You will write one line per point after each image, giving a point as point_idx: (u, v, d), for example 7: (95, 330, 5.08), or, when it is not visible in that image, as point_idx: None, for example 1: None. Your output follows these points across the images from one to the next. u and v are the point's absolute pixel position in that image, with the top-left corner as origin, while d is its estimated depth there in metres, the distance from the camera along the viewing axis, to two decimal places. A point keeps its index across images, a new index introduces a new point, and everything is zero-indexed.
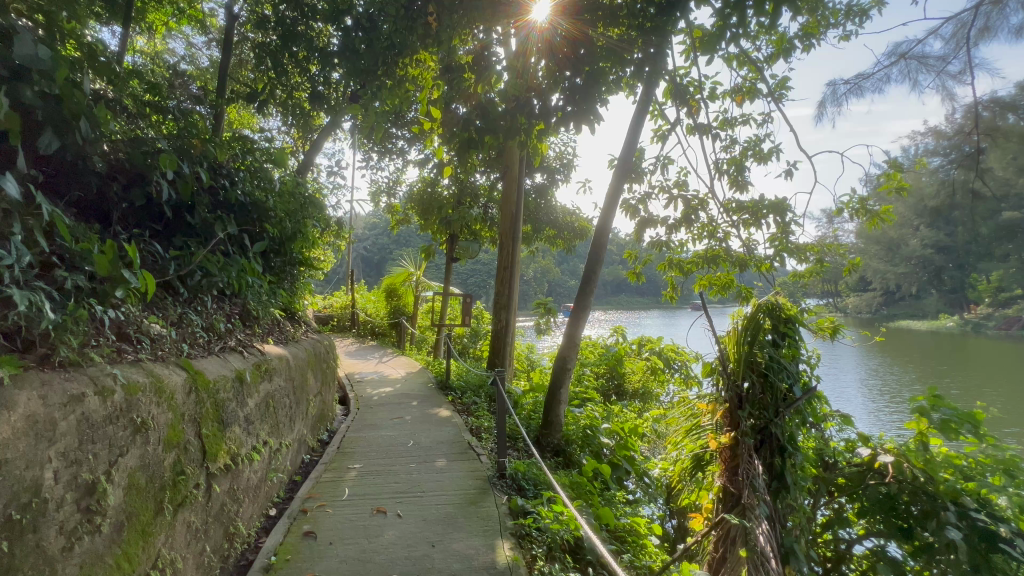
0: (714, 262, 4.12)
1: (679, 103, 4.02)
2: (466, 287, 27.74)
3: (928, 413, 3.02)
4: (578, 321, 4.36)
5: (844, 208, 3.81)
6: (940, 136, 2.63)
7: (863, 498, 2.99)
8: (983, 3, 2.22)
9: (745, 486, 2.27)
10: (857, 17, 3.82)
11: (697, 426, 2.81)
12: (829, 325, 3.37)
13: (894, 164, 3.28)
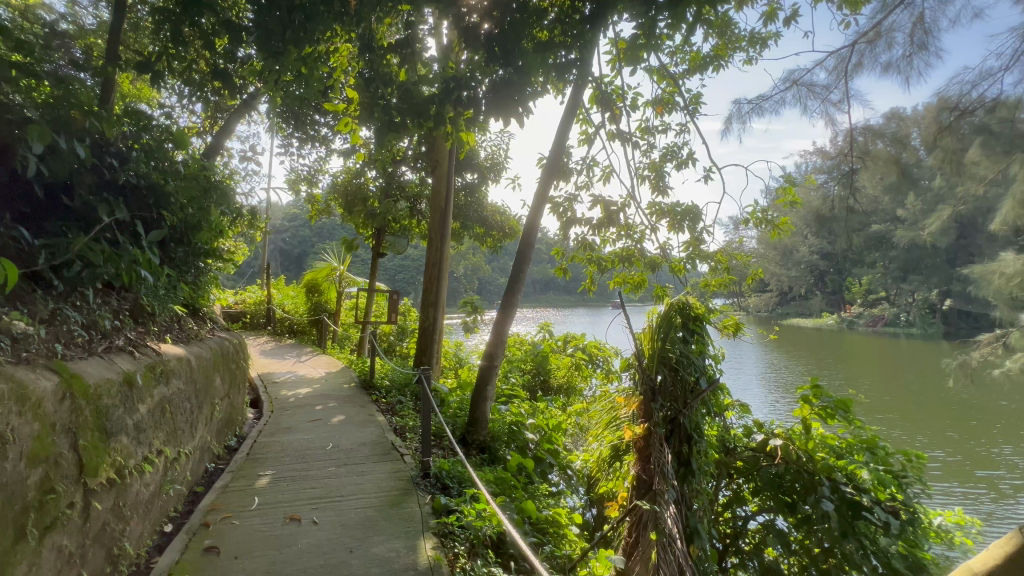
0: (629, 261, 4.40)
1: (605, 110, 4.20)
2: (393, 283, 26.94)
3: (810, 400, 3.39)
4: (505, 319, 4.41)
5: (746, 217, 4.23)
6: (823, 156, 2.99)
7: (758, 479, 3.31)
8: (857, 42, 2.54)
9: (656, 474, 2.42)
10: (759, 44, 4.22)
11: (615, 419, 2.94)
12: (732, 323, 3.69)
13: (788, 180, 3.66)
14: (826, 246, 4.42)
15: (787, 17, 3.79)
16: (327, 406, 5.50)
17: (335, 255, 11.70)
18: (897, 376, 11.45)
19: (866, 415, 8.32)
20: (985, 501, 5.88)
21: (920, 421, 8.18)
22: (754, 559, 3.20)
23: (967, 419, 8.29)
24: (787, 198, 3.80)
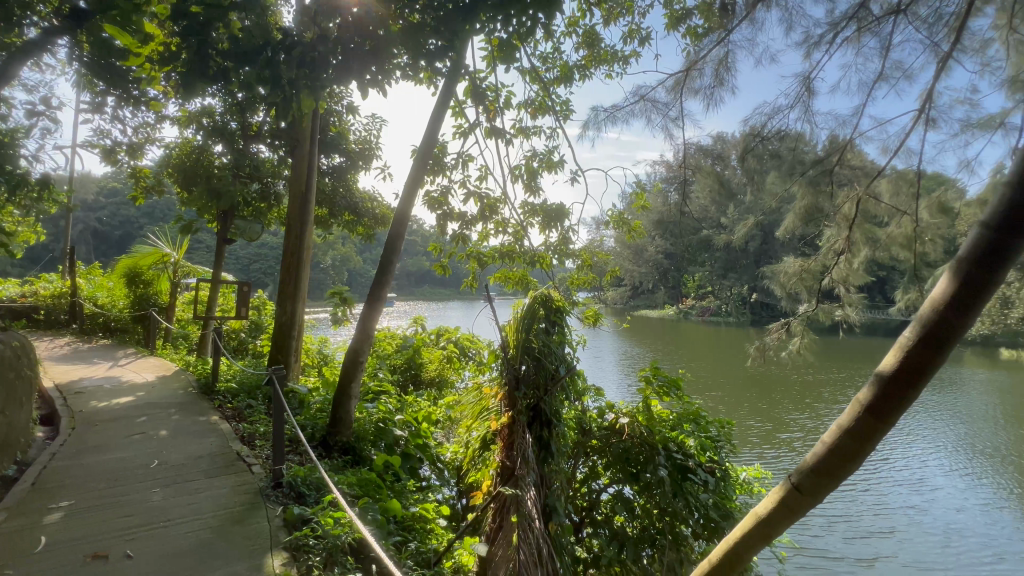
0: (509, 258, 4.45)
1: (479, 105, 4.22)
2: (245, 273, 23.93)
3: (650, 380, 3.87)
4: (372, 312, 4.20)
5: (606, 218, 4.62)
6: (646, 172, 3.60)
7: (609, 454, 3.68)
8: (691, 69, 2.93)
9: (518, 459, 2.52)
10: (619, 61, 4.61)
11: (483, 409, 2.99)
12: (592, 315, 4.02)
13: (641, 186, 4.09)
14: (669, 246, 5.04)
15: (641, 40, 4.21)
16: (154, 417, 4.67)
17: (168, 241, 9.93)
18: (722, 358, 13.60)
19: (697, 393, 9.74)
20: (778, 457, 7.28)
21: (738, 396, 9.79)
22: (605, 527, 3.55)
23: (772, 392, 10.21)
24: (639, 202, 4.24)
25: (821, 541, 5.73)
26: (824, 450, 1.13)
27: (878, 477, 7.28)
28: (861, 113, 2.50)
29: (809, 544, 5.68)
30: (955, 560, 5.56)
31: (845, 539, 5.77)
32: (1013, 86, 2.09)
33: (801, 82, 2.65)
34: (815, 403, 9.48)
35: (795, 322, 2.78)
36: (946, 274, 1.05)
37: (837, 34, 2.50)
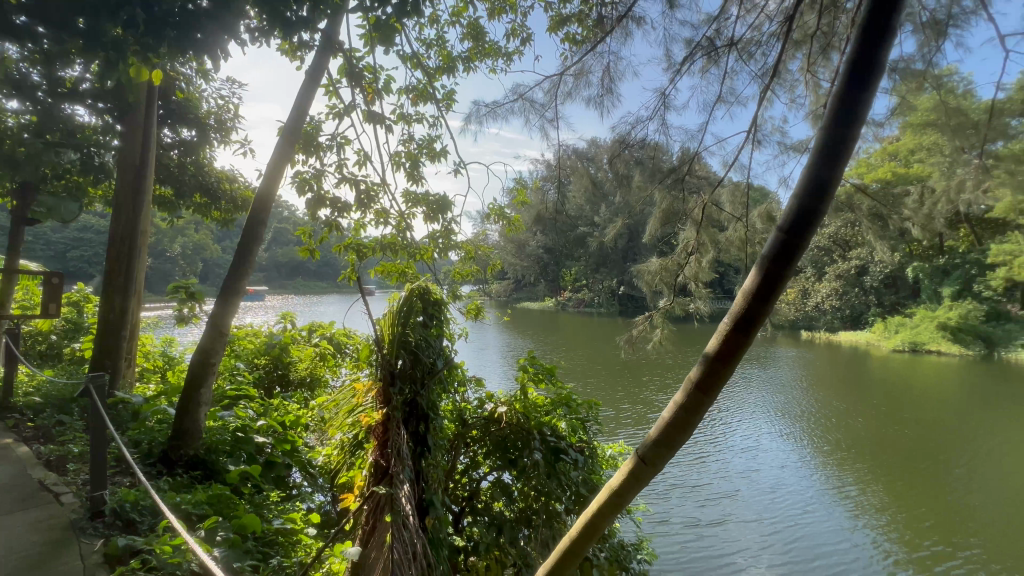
0: (392, 250, 4.23)
1: (356, 86, 3.95)
2: (59, 262, 19.64)
3: (526, 368, 4.05)
4: (227, 307, 3.73)
5: (488, 211, 4.68)
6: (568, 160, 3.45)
7: (488, 442, 3.77)
8: (566, 73, 3.10)
9: (392, 457, 2.43)
10: (503, 57, 4.68)
11: (353, 407, 2.83)
12: (474, 307, 4.09)
13: (522, 182, 4.22)
14: (547, 241, 5.28)
15: (524, 40, 4.32)
16: None
17: None
18: (598, 349, 14.81)
19: (576, 385, 10.45)
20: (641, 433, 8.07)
21: (611, 384, 10.74)
22: (484, 514, 3.65)
23: (640, 376, 11.39)
24: (520, 197, 4.36)
25: (679, 508, 6.41)
26: (664, 425, 1.27)
27: (723, 447, 8.49)
28: (705, 131, 2.87)
29: (669, 512, 6.31)
30: (779, 507, 6.60)
31: (697, 504, 6.53)
32: (812, 119, 2.57)
33: (658, 98, 2.96)
34: (671, 387, 10.70)
35: (656, 315, 3.02)
36: (754, 268, 1.19)
37: (687, 58, 2.83)
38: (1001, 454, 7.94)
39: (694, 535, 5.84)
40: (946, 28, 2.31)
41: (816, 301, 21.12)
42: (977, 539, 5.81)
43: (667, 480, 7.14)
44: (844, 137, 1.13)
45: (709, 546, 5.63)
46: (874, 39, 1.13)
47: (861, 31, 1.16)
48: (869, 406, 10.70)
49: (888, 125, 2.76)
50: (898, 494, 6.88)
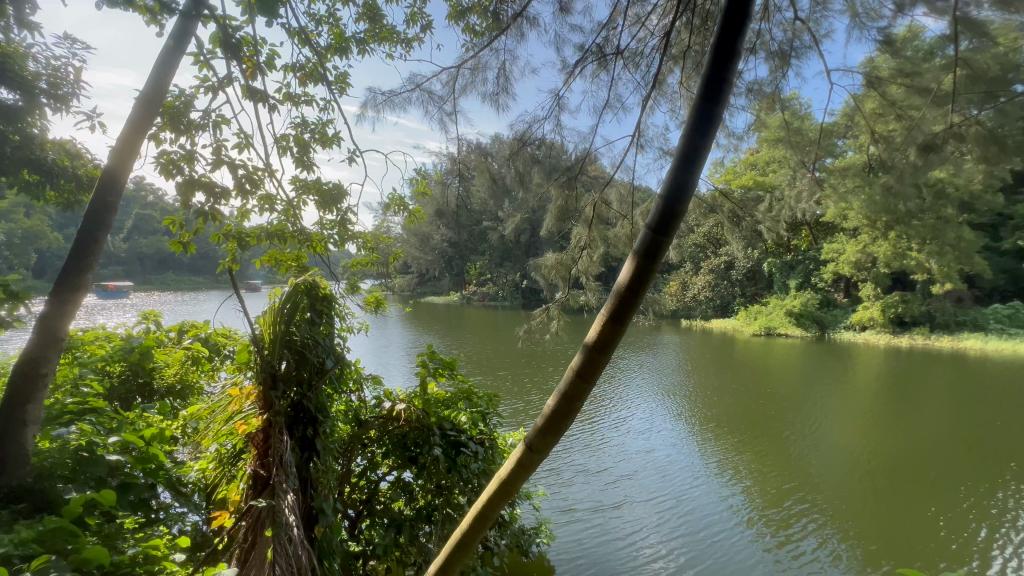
0: (280, 238, 3.68)
1: (232, 58, 3.53)
2: None
3: (426, 363, 3.96)
4: (63, 310, 3.15)
5: (387, 202, 4.47)
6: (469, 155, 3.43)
7: (387, 440, 3.64)
8: (464, 66, 3.07)
9: (274, 465, 2.24)
10: (401, 43, 4.50)
11: (228, 415, 2.53)
12: (374, 301, 3.94)
13: (423, 173, 4.11)
14: (450, 233, 5.21)
15: (422, 27, 4.19)
16: None
17: None
18: (503, 342, 15.07)
19: (481, 381, 10.52)
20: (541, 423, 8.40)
21: (515, 376, 10.97)
22: (384, 515, 3.57)
23: (543, 367, 11.81)
24: (421, 188, 4.24)
25: (582, 495, 6.68)
26: (549, 413, 1.32)
27: (621, 431, 9.13)
28: (596, 133, 3.03)
29: (573, 499, 6.55)
30: (668, 480, 7.25)
31: (598, 489, 6.87)
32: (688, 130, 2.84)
33: (553, 98, 3.06)
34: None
35: (552, 307, 3.09)
36: (628, 261, 1.29)
37: (580, 62, 2.96)
38: (836, 419, 9.42)
39: (594, 518, 6.12)
40: (788, 58, 2.69)
41: (694, 293, 23.64)
42: (820, 491, 6.79)
43: (570, 469, 7.42)
44: (699, 145, 1.26)
45: (608, 526, 5.94)
46: (724, 58, 1.27)
47: (711, 58, 1.30)
48: (741, 385, 12.15)
49: (752, 132, 3.15)
50: (760, 460, 7.84)
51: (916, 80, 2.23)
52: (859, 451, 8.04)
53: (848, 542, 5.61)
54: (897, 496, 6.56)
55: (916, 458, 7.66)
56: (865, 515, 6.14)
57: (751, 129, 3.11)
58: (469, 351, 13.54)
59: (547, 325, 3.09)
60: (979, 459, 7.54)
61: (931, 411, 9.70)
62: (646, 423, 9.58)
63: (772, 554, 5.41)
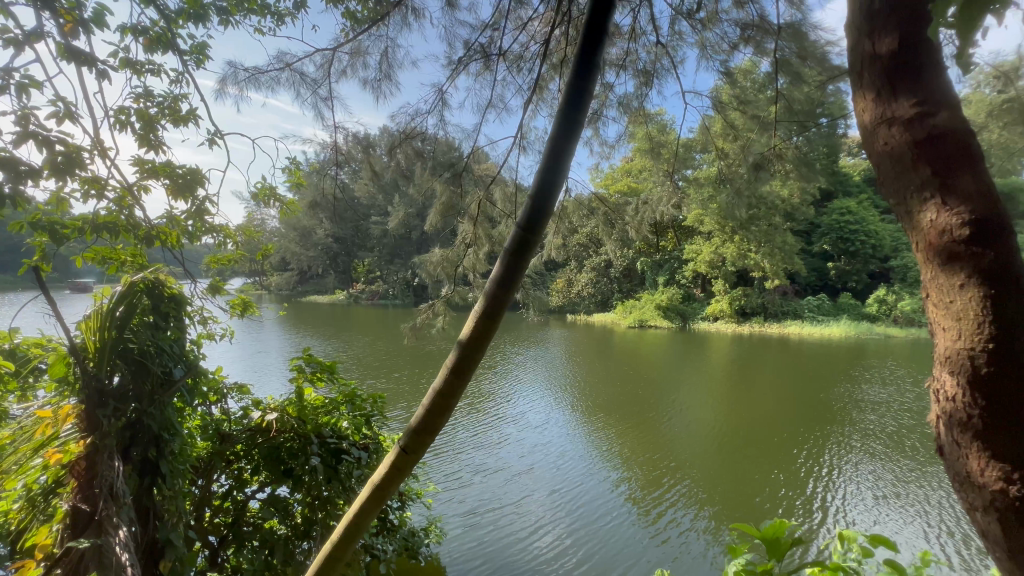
0: (113, 232, 3.03)
1: (43, 8, 2.88)
2: None
3: (302, 368, 3.65)
4: None
5: (255, 192, 4.02)
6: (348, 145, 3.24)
7: (257, 454, 3.29)
8: (341, 49, 2.88)
9: (100, 497, 1.89)
10: (272, 18, 4.08)
11: (32, 445, 2.05)
12: (241, 304, 3.50)
13: (296, 163, 3.77)
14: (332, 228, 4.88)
15: (297, 4, 3.85)
16: None
17: None
18: (393, 343, 14.53)
19: (367, 386, 9.97)
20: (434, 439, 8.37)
21: (405, 379, 10.61)
22: (254, 537, 3.11)
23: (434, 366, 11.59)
24: (295, 179, 3.89)
25: (481, 495, 6.69)
26: (423, 414, 1.30)
27: (516, 427, 9.38)
28: (480, 131, 3.05)
29: (471, 500, 6.51)
30: (561, 471, 7.59)
31: (496, 487, 6.92)
32: None
33: (437, 92, 3.01)
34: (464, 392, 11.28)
35: (438, 303, 2.98)
36: (500, 257, 1.33)
37: (465, 59, 2.96)
38: (698, 400, 10.72)
39: (492, 518, 6.15)
40: (651, 77, 2.97)
41: (578, 289, 25.26)
42: (684, 464, 7.67)
43: (468, 471, 7.37)
44: (565, 145, 1.34)
45: (506, 525, 6.00)
46: (588, 64, 1.36)
47: (574, 75, 1.38)
48: (621, 374, 13.23)
49: (625, 140, 3.40)
50: (637, 442, 8.63)
51: (750, 108, 2.66)
52: (715, 426, 9.24)
53: (710, 508, 6.37)
54: (742, 462, 7.66)
55: (759, 429, 8.97)
56: (722, 481, 7.04)
57: (625, 137, 3.37)
58: (354, 355, 12.83)
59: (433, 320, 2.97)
60: (803, 425, 9.08)
61: (769, 389, 11.46)
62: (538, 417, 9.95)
63: (653, 530, 5.91)
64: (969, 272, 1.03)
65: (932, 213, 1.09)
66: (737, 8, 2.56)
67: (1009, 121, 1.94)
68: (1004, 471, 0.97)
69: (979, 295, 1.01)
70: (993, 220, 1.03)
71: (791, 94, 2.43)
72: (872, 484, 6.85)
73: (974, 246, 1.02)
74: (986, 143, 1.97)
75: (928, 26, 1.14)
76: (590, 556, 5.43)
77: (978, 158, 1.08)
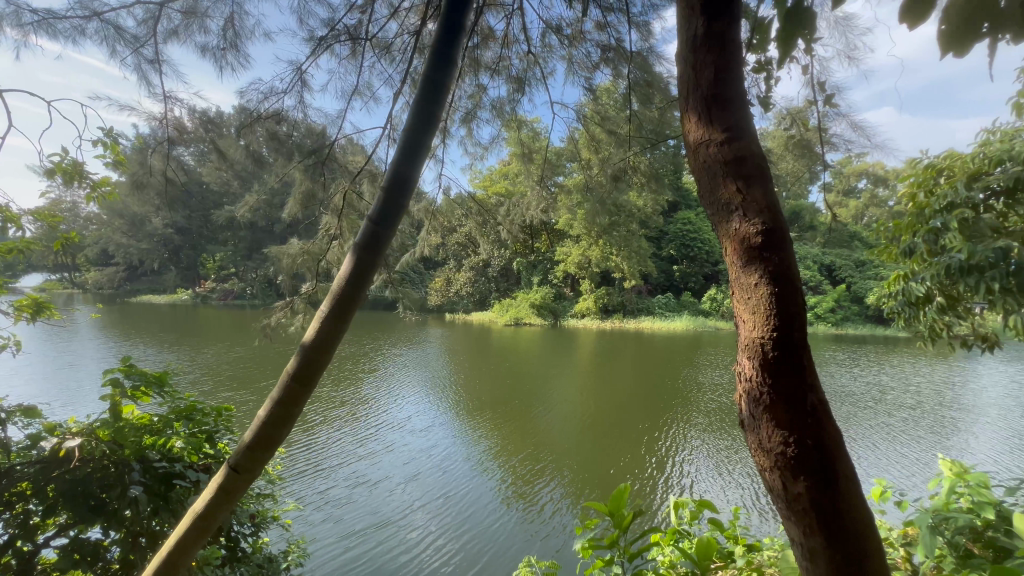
0: None
1: None
2: None
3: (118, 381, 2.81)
4: None
5: (52, 167, 3.23)
6: (185, 119, 2.78)
7: (51, 492, 2.50)
8: (171, 6, 2.45)
9: None
10: None
11: None
12: (31, 305, 2.74)
13: (113, 136, 3.12)
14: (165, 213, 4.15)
15: None
16: None
17: None
18: (249, 348, 13.00)
19: (213, 399, 8.73)
20: (299, 453, 7.75)
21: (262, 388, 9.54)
22: None
23: None
24: (112, 156, 3.23)
25: (351, 506, 6.33)
26: (264, 417, 1.36)
27: (393, 430, 9.10)
28: (345, 118, 2.84)
29: (343, 513, 6.15)
30: (440, 472, 7.55)
31: (368, 496, 6.62)
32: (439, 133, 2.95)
33: (293, 70, 2.72)
34: (334, 398, 10.56)
35: (297, 299, 2.48)
36: (350, 253, 1.43)
37: (327, 39, 2.73)
38: (566, 392, 11.53)
39: (363, 530, 5.86)
40: (523, 84, 3.07)
41: (457, 288, 25.36)
42: (553, 452, 8.19)
43: (336, 482, 6.91)
44: (421, 137, 1.47)
45: (378, 535, 5.78)
46: (441, 67, 1.49)
47: (419, 97, 1.49)
48: (497, 371, 13.64)
49: (499, 143, 3.47)
50: (511, 435, 8.97)
51: (607, 123, 2.91)
52: (581, 414, 10.03)
53: (576, 490, 6.88)
54: (604, 444, 8.43)
55: (618, 415, 9.94)
56: (586, 464, 7.66)
57: (499, 139, 3.44)
58: (199, 364, 11.17)
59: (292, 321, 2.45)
60: (653, 408, 10.32)
61: (626, 379, 12.78)
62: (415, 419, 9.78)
63: (525, 519, 6.20)
64: (761, 273, 1.23)
65: (735, 222, 1.29)
66: (598, 31, 2.76)
67: (796, 152, 2.41)
68: (784, 437, 1.17)
69: (767, 292, 1.21)
70: (777, 231, 1.25)
71: (642, 113, 2.72)
72: (705, 455, 8.05)
73: (764, 251, 1.23)
74: (781, 170, 2.42)
75: (736, 63, 1.34)
76: (468, 554, 5.50)
77: (769, 178, 1.31)
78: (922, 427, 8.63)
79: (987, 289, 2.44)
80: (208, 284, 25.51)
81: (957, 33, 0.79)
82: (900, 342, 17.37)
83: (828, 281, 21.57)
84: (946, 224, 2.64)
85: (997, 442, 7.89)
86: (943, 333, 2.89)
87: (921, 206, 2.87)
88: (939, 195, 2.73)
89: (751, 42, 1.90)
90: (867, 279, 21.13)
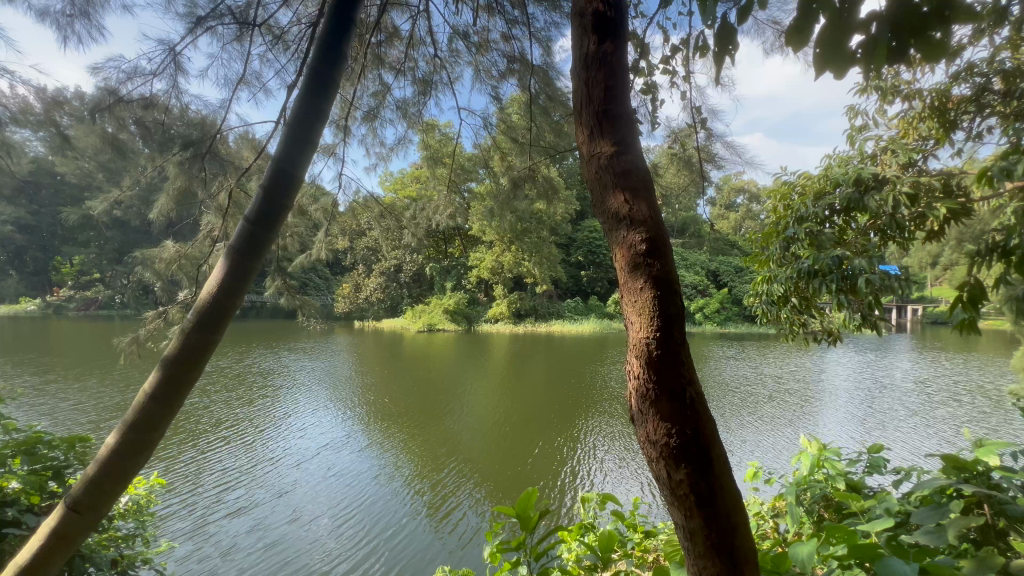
0: None
1: None
2: None
3: None
4: None
5: None
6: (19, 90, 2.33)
7: None
8: None
9: None
10: None
11: None
12: None
13: None
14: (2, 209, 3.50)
15: None
16: None
17: None
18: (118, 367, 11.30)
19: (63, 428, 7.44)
20: (179, 482, 6.92)
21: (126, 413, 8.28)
22: None
23: None
24: None
25: (242, 535, 5.82)
26: (120, 433, 1.25)
27: (293, 448, 8.45)
28: (229, 106, 2.57)
29: (234, 543, 5.65)
30: (345, 487, 7.20)
31: (263, 521, 6.13)
32: (337, 128, 2.79)
33: (166, 49, 2.42)
34: (224, 419, 9.55)
35: (173, 307, 2.11)
36: (220, 260, 1.33)
37: (209, 19, 2.46)
38: (480, 397, 11.44)
39: (254, 561, 5.37)
40: (429, 87, 3.02)
41: (366, 294, 24.23)
42: (465, 459, 8.08)
43: (221, 512, 6.26)
44: (307, 132, 1.40)
45: (274, 564, 5.34)
46: (330, 58, 1.42)
47: (304, 92, 1.41)
48: (407, 378, 13.18)
49: (405, 144, 3.38)
50: (423, 445, 8.69)
51: (512, 132, 2.97)
52: (493, 419, 10.01)
53: (485, 495, 6.86)
54: (514, 448, 8.47)
55: (529, 418, 10.08)
56: (496, 470, 7.65)
57: (407, 141, 3.34)
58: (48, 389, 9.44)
59: (168, 332, 2.15)
60: (563, 410, 10.62)
61: (539, 381, 13.05)
62: (318, 434, 9.17)
63: (434, 527, 6.15)
64: (645, 279, 1.33)
65: (624, 231, 1.38)
66: (504, 41, 2.81)
67: (680, 168, 2.64)
68: (667, 429, 1.26)
69: (651, 296, 1.31)
70: (659, 241, 1.35)
71: (544, 125, 2.81)
72: (610, 450, 8.50)
73: (648, 258, 1.33)
74: (669, 182, 2.63)
75: (623, 82, 1.43)
76: (376, 566, 5.35)
77: (652, 191, 1.41)
78: (791, 411, 9.86)
79: (827, 291, 2.89)
80: (64, 292, 21.99)
81: (833, 56, 0.94)
82: (770, 338, 19.84)
83: (712, 285, 24.02)
84: (798, 235, 3.06)
85: (843, 419, 9.30)
86: (799, 329, 3.33)
87: (781, 218, 3.31)
88: (794, 210, 3.16)
89: (639, 65, 2.04)
90: (744, 283, 23.91)
